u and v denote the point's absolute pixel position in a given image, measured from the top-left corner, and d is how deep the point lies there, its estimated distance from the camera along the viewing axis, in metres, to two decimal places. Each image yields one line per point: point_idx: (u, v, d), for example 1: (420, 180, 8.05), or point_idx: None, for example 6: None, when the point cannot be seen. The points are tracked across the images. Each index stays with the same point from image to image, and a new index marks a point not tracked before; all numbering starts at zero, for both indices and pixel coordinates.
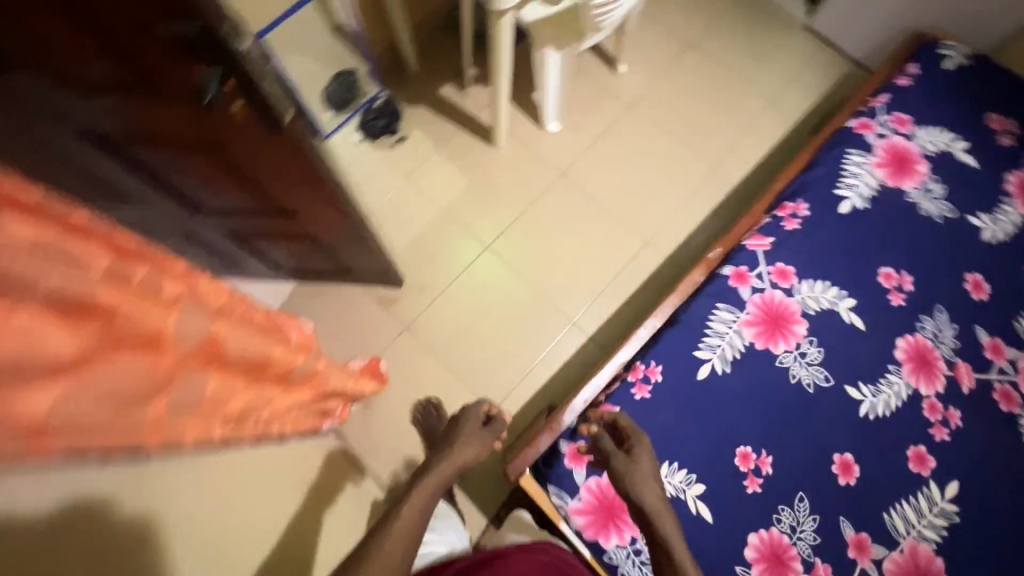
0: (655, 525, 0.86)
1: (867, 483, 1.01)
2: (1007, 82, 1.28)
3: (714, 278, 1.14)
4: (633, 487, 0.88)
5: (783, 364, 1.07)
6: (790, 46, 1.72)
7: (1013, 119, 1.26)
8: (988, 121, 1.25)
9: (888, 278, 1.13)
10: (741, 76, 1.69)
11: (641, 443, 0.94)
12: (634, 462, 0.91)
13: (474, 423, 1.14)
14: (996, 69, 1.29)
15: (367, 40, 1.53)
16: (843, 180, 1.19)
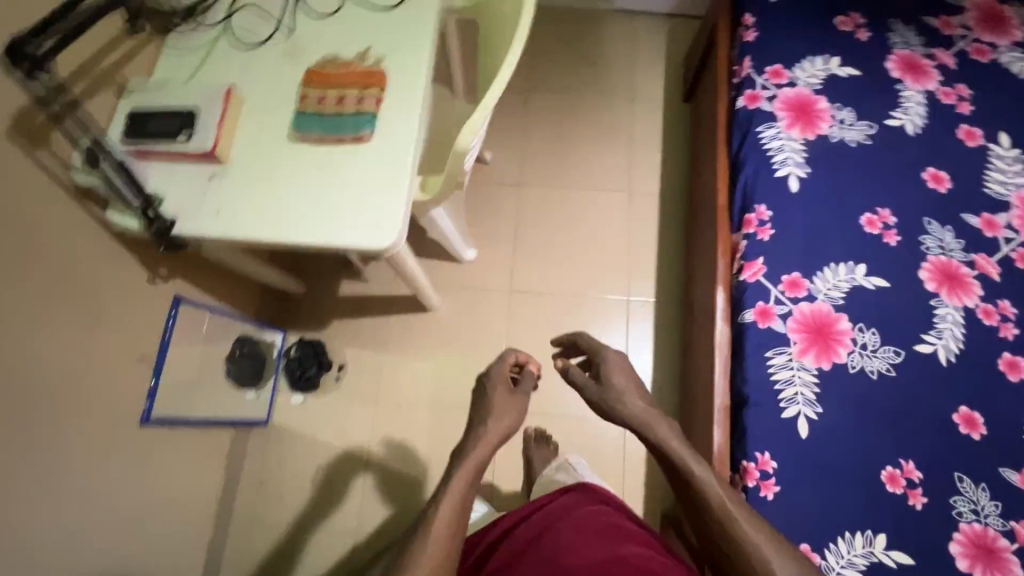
0: (650, 432, 0.89)
1: (994, 421, 1.00)
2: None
3: (743, 331, 1.08)
4: (616, 408, 0.92)
5: (857, 368, 1.03)
6: (611, 38, 1.69)
7: (855, 11, 1.27)
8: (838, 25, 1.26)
9: (872, 224, 1.12)
10: (592, 91, 1.64)
11: (607, 362, 0.97)
12: (603, 386, 0.95)
13: (503, 390, 0.98)
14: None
15: (238, 310, 1.30)
16: (774, 161, 1.16)
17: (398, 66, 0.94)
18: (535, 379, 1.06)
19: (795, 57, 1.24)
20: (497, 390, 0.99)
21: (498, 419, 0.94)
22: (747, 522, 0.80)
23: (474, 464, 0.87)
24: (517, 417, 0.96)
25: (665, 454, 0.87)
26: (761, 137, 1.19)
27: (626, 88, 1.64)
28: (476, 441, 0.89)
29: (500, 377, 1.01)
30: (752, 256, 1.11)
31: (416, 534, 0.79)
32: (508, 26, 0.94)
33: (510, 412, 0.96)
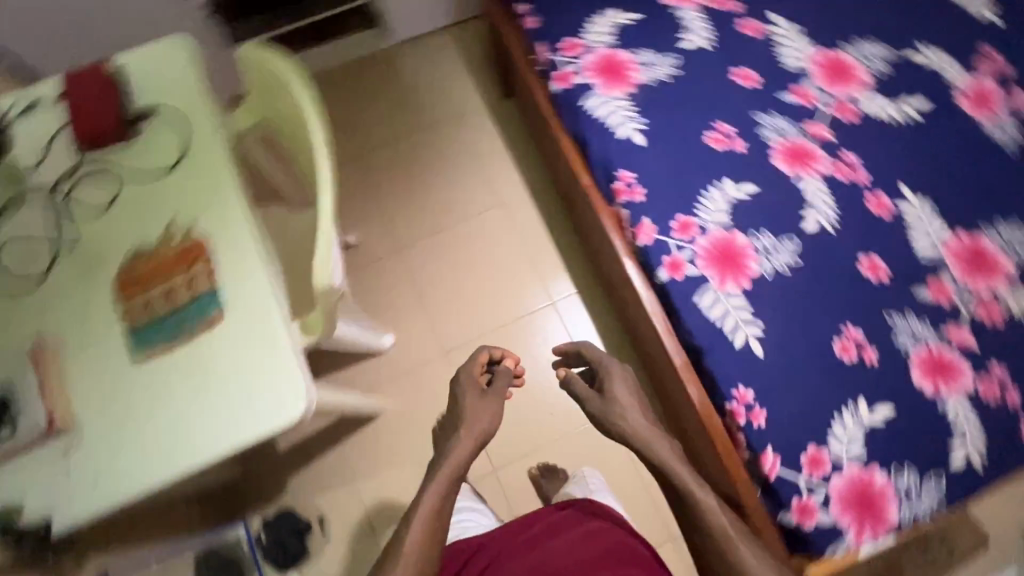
0: (649, 448, 0.99)
1: (889, 256, 1.10)
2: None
3: (665, 290, 1.11)
4: (617, 424, 1.02)
5: (770, 271, 1.09)
6: (410, 74, 1.67)
7: None
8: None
9: (717, 140, 1.18)
10: (419, 130, 1.62)
11: (609, 378, 1.07)
12: (608, 401, 1.04)
13: (472, 397, 1.07)
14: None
15: None
16: (611, 126, 1.19)
17: (214, 225, 0.84)
18: (509, 376, 1.13)
19: (579, 24, 1.28)
20: (466, 397, 1.08)
21: (467, 429, 1.02)
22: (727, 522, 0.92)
23: (451, 470, 0.97)
24: (490, 420, 1.05)
25: (660, 465, 0.98)
26: (589, 110, 1.21)
27: (448, 112, 1.64)
28: (452, 451, 0.99)
29: (469, 386, 1.09)
30: (638, 219, 1.14)
31: (394, 548, 0.88)
32: (304, 134, 0.87)
33: (484, 416, 1.05)
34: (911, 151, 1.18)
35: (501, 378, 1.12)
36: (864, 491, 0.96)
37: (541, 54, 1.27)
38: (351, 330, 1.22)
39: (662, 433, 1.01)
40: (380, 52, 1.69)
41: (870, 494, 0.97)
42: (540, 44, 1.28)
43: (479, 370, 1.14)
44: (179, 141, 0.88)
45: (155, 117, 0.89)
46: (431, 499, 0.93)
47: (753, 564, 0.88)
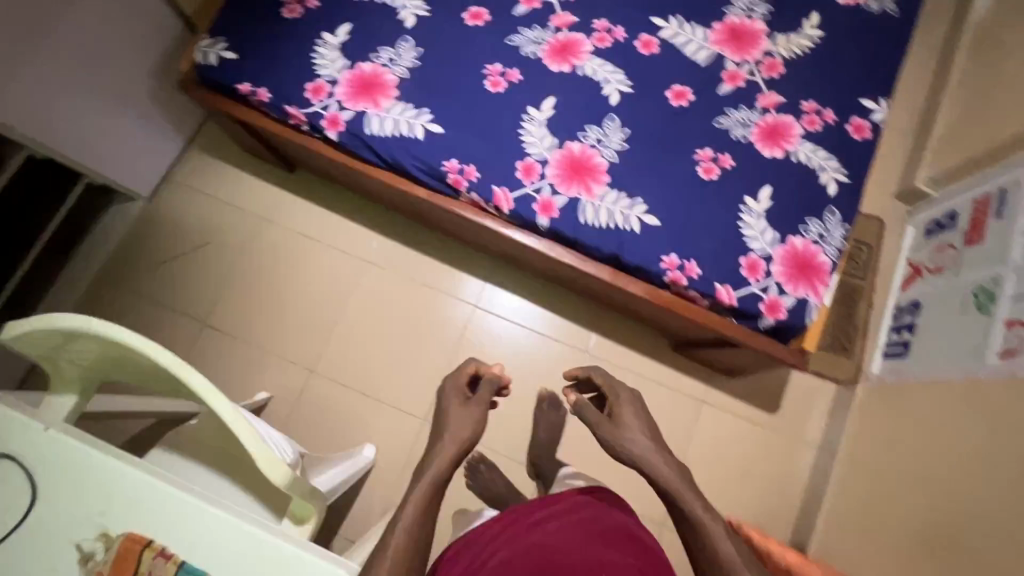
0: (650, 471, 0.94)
1: (683, 78, 1.21)
2: (241, 4, 1.24)
3: (555, 230, 1.13)
4: (625, 443, 0.97)
5: (615, 155, 1.16)
6: (188, 215, 1.51)
7: None
8: (291, 17, 1.24)
9: (496, 83, 1.20)
10: (239, 257, 1.48)
11: (618, 400, 1.03)
12: (616, 421, 1.00)
13: (454, 404, 0.98)
14: (225, 16, 1.24)
15: None
16: (406, 134, 1.17)
17: (131, 512, 0.73)
18: (495, 385, 1.05)
19: (306, 69, 1.21)
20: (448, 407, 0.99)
21: (452, 435, 0.93)
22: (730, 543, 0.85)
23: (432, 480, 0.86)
24: (475, 427, 0.95)
25: (667, 487, 0.91)
26: (377, 133, 1.17)
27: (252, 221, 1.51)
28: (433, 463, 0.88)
29: (452, 394, 1.01)
30: (491, 190, 1.14)
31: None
32: (136, 362, 0.75)
33: (466, 425, 0.95)
34: None
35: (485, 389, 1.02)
36: (797, 261, 1.09)
37: (296, 116, 1.19)
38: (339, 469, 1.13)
39: (670, 456, 0.95)
40: (141, 217, 1.51)
41: (803, 259, 1.10)
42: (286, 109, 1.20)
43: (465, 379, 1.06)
44: (23, 467, 0.73)
45: None
46: (411, 514, 0.81)
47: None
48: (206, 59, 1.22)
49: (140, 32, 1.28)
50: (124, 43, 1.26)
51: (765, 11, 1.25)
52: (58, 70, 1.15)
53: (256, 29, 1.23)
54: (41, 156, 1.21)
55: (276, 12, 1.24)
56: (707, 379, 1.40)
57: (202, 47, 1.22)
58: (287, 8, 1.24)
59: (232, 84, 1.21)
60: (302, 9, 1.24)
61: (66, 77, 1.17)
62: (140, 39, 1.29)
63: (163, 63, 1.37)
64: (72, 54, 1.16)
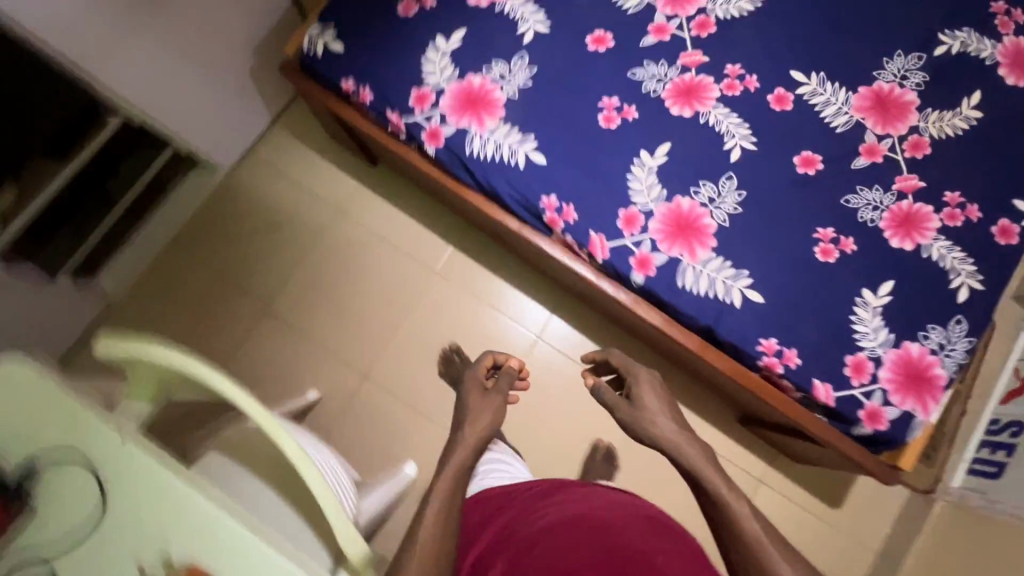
0: (677, 453, 0.92)
1: (816, 144, 1.10)
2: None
3: (649, 290, 1.05)
4: (645, 426, 0.99)
5: (726, 218, 1.07)
6: (267, 194, 1.49)
7: None
8: (406, 14, 1.17)
9: (610, 119, 1.12)
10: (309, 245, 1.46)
11: (638, 383, 1.05)
12: (634, 404, 1.02)
13: (475, 392, 1.03)
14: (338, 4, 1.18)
15: None
16: (507, 159, 1.10)
17: (191, 538, 0.71)
18: (511, 375, 1.08)
19: (413, 73, 1.14)
20: (469, 397, 1.05)
21: (473, 422, 0.96)
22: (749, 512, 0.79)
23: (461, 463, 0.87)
24: (495, 411, 0.99)
25: (688, 467, 0.88)
26: (477, 155, 1.11)
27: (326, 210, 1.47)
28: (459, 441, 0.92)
29: (472, 385, 1.06)
30: (590, 237, 1.07)
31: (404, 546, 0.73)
32: (215, 384, 0.72)
33: (486, 412, 0.98)
34: (780, 32, 1.15)
35: (503, 379, 1.07)
36: (910, 369, 0.99)
37: (397, 122, 1.14)
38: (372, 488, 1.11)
39: (695, 438, 0.93)
40: (219, 189, 1.50)
41: (917, 368, 0.99)
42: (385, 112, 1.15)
43: (485, 372, 1.13)
44: (92, 471, 0.72)
45: (45, 459, 0.72)
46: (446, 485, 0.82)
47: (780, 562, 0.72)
48: (314, 47, 1.17)
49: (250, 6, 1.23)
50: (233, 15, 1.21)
51: (920, 80, 1.12)
52: (165, 38, 1.11)
53: (367, 23, 1.17)
54: (136, 121, 1.19)
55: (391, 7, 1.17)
56: (769, 458, 1.32)
57: (311, 34, 1.17)
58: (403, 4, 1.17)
59: (336, 78, 1.16)
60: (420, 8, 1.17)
61: (171, 46, 1.13)
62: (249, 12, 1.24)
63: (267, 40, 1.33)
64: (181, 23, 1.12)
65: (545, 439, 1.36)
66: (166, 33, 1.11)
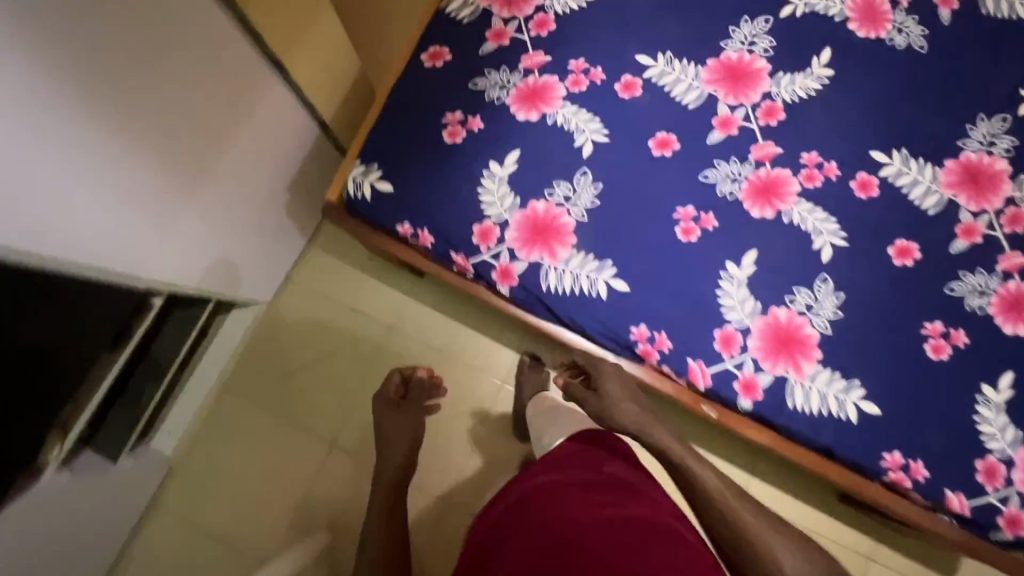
0: (646, 440, 0.88)
1: (908, 230, 1.04)
2: (397, 125, 1.10)
3: (757, 414, 1.00)
4: (613, 417, 0.91)
5: (827, 325, 1.01)
6: (314, 322, 1.42)
7: (443, 115, 1.10)
8: (455, 140, 1.09)
9: (689, 230, 1.05)
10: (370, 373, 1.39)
11: (602, 373, 0.97)
12: (601, 395, 0.94)
13: (390, 415, 1.10)
14: (378, 139, 1.10)
15: None
16: (587, 291, 1.04)
17: None
18: (425, 389, 1.16)
19: (471, 207, 1.07)
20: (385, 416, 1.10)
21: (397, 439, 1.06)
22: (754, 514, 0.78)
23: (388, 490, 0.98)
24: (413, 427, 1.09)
25: (668, 453, 0.86)
26: (556, 291, 1.04)
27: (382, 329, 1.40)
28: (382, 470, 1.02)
29: (386, 406, 1.11)
30: (688, 364, 1.01)
31: None
32: None
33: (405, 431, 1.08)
34: (854, 109, 1.08)
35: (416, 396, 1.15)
36: None
37: (464, 264, 1.07)
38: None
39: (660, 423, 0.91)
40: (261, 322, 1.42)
41: None
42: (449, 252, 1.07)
43: (394, 392, 1.15)
44: None
45: None
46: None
47: (782, 548, 0.74)
48: (360, 190, 1.08)
49: (285, 151, 1.14)
50: (270, 165, 1.12)
51: (1007, 145, 1.05)
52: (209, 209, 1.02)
53: (414, 157, 1.09)
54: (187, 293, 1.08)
55: (437, 136, 1.09)
56: (876, 534, 1.28)
57: (354, 177, 1.09)
58: (450, 129, 1.10)
59: (390, 221, 1.08)
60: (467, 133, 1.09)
61: (213, 215, 1.03)
62: (284, 156, 1.15)
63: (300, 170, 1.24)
64: (222, 190, 1.03)
65: None
66: (209, 205, 1.01)
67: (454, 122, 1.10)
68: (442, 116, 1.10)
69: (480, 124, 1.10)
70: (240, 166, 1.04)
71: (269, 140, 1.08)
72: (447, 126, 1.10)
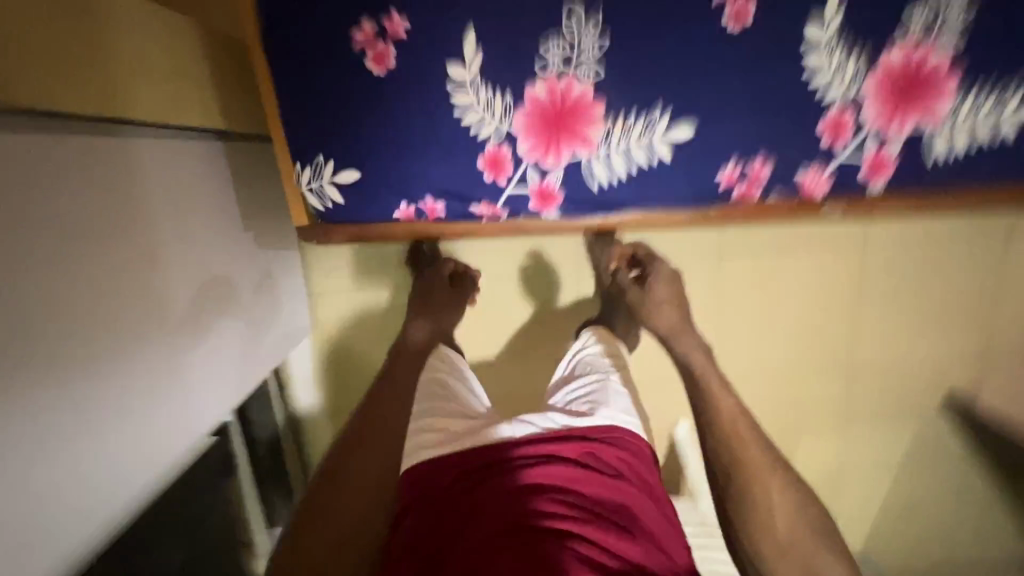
0: (670, 342, 1.03)
1: None
2: (307, 92, 0.79)
3: (892, 189, 0.84)
4: (648, 316, 1.04)
5: (963, 32, 0.74)
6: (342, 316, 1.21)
7: (347, 36, 0.76)
8: (388, 68, 0.77)
9: (742, 8, 0.74)
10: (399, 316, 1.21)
11: (660, 270, 1.06)
12: (643, 295, 1.05)
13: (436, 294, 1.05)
14: (299, 125, 0.80)
15: None
16: (646, 162, 0.82)
17: None
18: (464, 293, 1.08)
19: (462, 143, 0.81)
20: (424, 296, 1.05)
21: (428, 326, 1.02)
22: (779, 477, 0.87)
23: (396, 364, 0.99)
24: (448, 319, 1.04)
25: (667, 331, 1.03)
26: (613, 179, 0.83)
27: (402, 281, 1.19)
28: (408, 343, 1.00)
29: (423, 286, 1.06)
30: (799, 177, 0.82)
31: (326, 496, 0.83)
32: None
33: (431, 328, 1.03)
34: None
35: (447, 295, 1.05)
36: None
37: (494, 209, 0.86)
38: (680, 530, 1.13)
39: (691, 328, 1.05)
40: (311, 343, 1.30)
41: None
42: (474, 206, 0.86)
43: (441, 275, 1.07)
44: None
45: None
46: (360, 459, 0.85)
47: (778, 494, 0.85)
48: (327, 199, 0.85)
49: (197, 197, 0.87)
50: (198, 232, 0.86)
51: None
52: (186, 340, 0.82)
53: (356, 122, 0.80)
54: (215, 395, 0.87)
55: (363, 77, 0.78)
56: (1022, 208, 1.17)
57: (309, 189, 0.84)
58: (372, 55, 0.77)
59: (384, 211, 0.86)
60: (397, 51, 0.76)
61: (184, 340, 0.81)
62: (201, 206, 0.87)
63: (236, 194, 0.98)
64: (179, 309, 0.81)
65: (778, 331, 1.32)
66: (179, 338, 0.81)
67: (371, 41, 0.76)
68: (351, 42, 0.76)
69: (405, 24, 0.75)
70: (172, 269, 0.80)
71: (170, 209, 0.81)
72: (368, 53, 0.77)
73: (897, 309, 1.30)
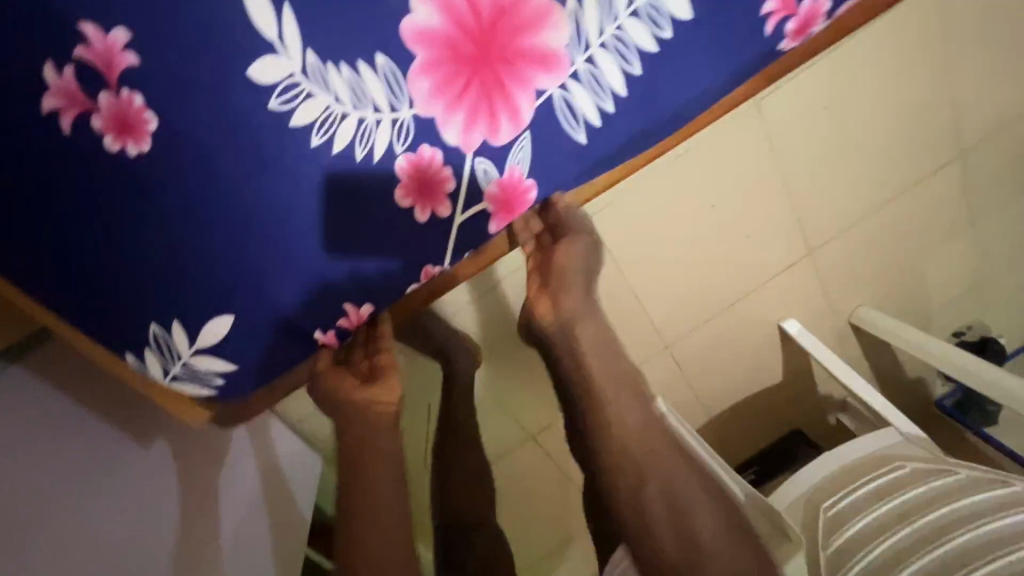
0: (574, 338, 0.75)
1: None
2: (72, 226, 0.50)
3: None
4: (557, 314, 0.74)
5: None
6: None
7: (51, 112, 0.47)
8: (151, 134, 0.48)
9: None
10: (434, 391, 0.91)
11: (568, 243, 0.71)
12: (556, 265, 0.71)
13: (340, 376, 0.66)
14: (103, 276, 0.52)
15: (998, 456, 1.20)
16: (640, 45, 0.59)
17: None
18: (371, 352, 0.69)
19: (350, 178, 0.55)
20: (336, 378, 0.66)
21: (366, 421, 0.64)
22: (668, 442, 0.62)
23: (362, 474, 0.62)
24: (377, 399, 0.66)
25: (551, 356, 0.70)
26: (600, 106, 0.61)
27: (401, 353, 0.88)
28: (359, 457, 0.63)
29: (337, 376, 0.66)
30: (799, 8, 0.63)
31: None
32: None
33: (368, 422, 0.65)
34: None
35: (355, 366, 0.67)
36: None
37: (436, 267, 0.65)
38: (879, 441, 0.84)
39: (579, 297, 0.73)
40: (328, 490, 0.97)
41: None
42: (418, 238, 0.61)
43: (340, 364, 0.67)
44: None
45: None
46: None
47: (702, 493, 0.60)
48: (204, 378, 0.60)
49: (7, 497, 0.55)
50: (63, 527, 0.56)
51: None
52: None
53: (183, 227, 0.52)
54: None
55: (142, 164, 0.49)
56: None
57: (177, 375, 0.59)
58: (110, 129, 0.48)
59: (305, 336, 0.62)
60: (168, 94, 0.48)
61: None
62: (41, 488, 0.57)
63: (100, 390, 0.67)
64: None
65: (862, 158, 0.99)
66: None
67: (93, 103, 0.47)
68: (63, 123, 0.47)
69: (130, 59, 0.46)
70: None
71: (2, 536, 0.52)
72: (104, 129, 0.48)
73: (1000, 53, 0.96)
